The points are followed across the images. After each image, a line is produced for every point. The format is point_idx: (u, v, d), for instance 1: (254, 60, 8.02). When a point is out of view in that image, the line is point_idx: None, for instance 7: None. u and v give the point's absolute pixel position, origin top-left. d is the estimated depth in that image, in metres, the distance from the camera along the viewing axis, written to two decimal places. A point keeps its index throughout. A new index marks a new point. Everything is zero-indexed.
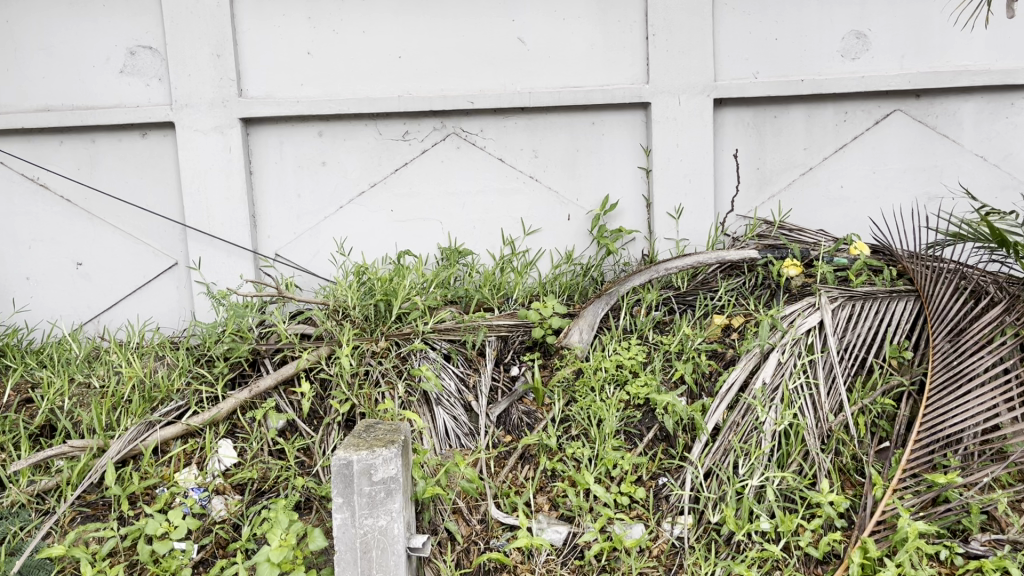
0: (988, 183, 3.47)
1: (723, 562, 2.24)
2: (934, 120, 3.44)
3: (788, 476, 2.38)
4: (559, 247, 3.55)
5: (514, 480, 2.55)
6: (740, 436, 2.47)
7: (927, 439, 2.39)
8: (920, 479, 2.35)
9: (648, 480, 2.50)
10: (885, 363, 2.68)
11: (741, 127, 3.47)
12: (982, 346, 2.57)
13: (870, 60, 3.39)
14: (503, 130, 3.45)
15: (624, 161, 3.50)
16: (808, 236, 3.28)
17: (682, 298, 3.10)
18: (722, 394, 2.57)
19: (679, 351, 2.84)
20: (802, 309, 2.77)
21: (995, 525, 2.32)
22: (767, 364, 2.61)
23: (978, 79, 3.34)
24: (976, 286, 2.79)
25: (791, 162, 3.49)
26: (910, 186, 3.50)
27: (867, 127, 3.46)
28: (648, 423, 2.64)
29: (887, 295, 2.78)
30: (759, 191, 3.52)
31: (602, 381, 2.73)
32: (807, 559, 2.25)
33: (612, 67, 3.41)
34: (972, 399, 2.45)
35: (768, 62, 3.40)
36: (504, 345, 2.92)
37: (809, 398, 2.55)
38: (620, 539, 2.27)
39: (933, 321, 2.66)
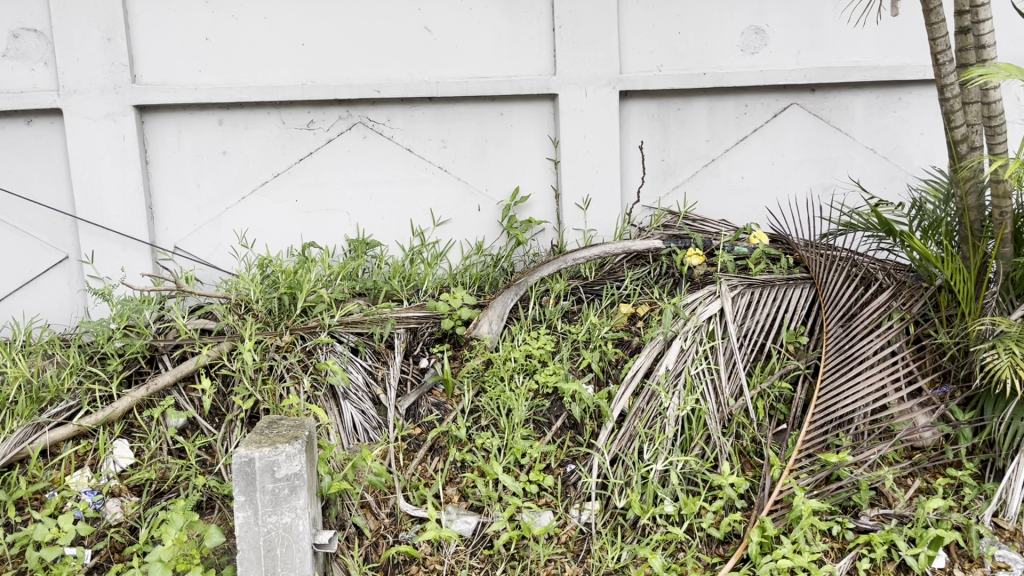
0: (877, 174, 3.65)
1: (629, 546, 2.29)
2: (828, 114, 3.58)
3: (691, 459, 2.45)
4: (469, 238, 3.55)
5: (424, 472, 2.54)
6: (644, 422, 2.52)
7: (820, 421, 2.50)
8: (814, 459, 2.45)
9: (555, 468, 2.53)
10: (782, 348, 2.78)
11: (646, 118, 3.54)
12: (872, 330, 2.71)
13: (768, 55, 3.49)
14: (411, 120, 3.41)
15: (533, 152, 3.52)
16: (710, 227, 3.38)
17: (590, 288, 3.13)
18: (627, 380, 2.62)
19: (586, 340, 2.87)
20: (703, 297, 2.84)
21: (883, 501, 2.46)
22: (670, 351, 2.67)
23: (868, 75, 3.48)
24: (866, 273, 2.92)
25: (694, 154, 3.58)
26: (806, 177, 3.64)
27: (766, 120, 3.57)
28: (556, 412, 2.67)
29: (784, 282, 2.88)
30: (664, 182, 3.59)
31: (511, 370, 2.74)
32: (708, 540, 2.33)
33: (519, 58, 3.42)
34: (861, 380, 2.58)
35: (671, 55, 3.47)
36: (413, 337, 2.90)
37: (711, 383, 2.63)
38: (529, 527, 2.29)
39: (827, 307, 2.78)
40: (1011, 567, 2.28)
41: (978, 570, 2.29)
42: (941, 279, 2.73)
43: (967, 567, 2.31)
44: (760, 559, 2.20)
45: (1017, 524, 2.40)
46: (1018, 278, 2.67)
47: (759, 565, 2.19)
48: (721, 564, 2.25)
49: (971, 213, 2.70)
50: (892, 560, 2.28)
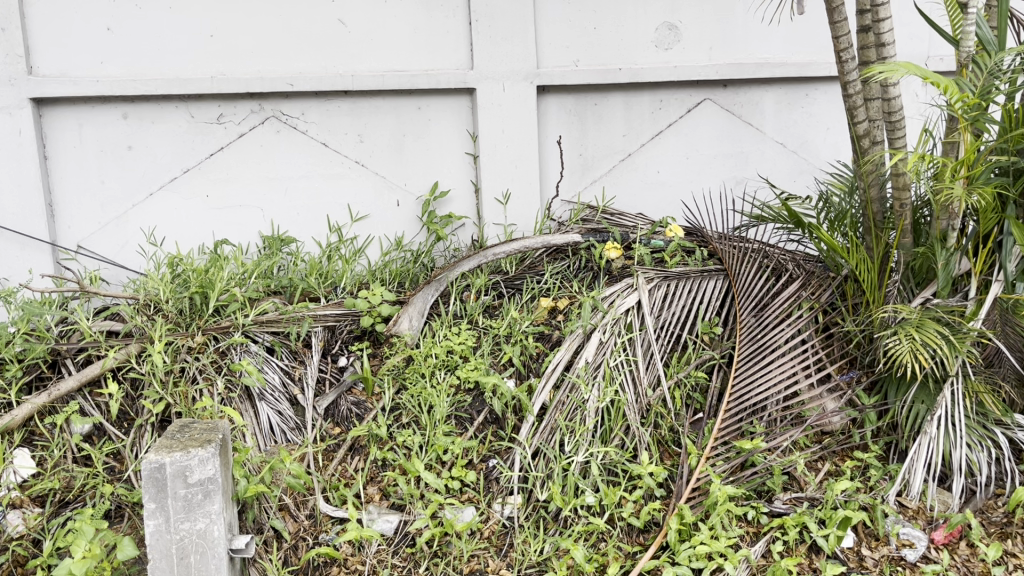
0: (787, 168, 3.76)
1: (552, 539, 2.30)
2: (739, 109, 3.67)
3: (611, 450, 2.48)
4: (388, 234, 3.51)
5: (344, 472, 2.51)
6: (565, 414, 2.53)
7: (734, 409, 2.57)
8: (730, 446, 2.52)
9: (478, 463, 2.53)
10: (698, 339, 2.84)
11: (564, 113, 3.56)
12: (783, 319, 2.79)
13: (681, 51, 3.56)
14: (326, 113, 3.35)
15: (451, 146, 3.50)
16: (628, 220, 3.41)
17: (510, 283, 3.15)
18: (548, 374, 2.62)
19: (507, 334, 2.87)
20: (620, 290, 2.87)
21: (795, 484, 2.55)
22: (589, 343, 2.69)
23: (777, 71, 3.58)
24: (777, 264, 3.01)
25: (611, 149, 3.62)
26: (719, 171, 3.73)
27: (680, 115, 3.63)
28: (477, 407, 2.67)
29: (698, 274, 2.94)
30: (582, 177, 3.62)
31: (432, 367, 2.72)
32: (628, 529, 2.36)
33: (436, 52, 3.40)
34: (773, 368, 2.66)
35: (587, 50, 3.50)
36: (331, 335, 2.86)
37: (629, 374, 2.67)
38: (451, 523, 2.28)
39: (740, 298, 2.85)
40: (915, 544, 2.38)
41: (884, 547, 2.39)
42: (847, 270, 2.85)
43: (874, 545, 2.40)
44: (678, 546, 2.24)
45: (920, 503, 2.51)
46: (917, 267, 2.79)
47: (678, 551, 2.23)
48: (641, 553, 2.29)
49: (874, 206, 2.82)
50: (804, 541, 2.36)
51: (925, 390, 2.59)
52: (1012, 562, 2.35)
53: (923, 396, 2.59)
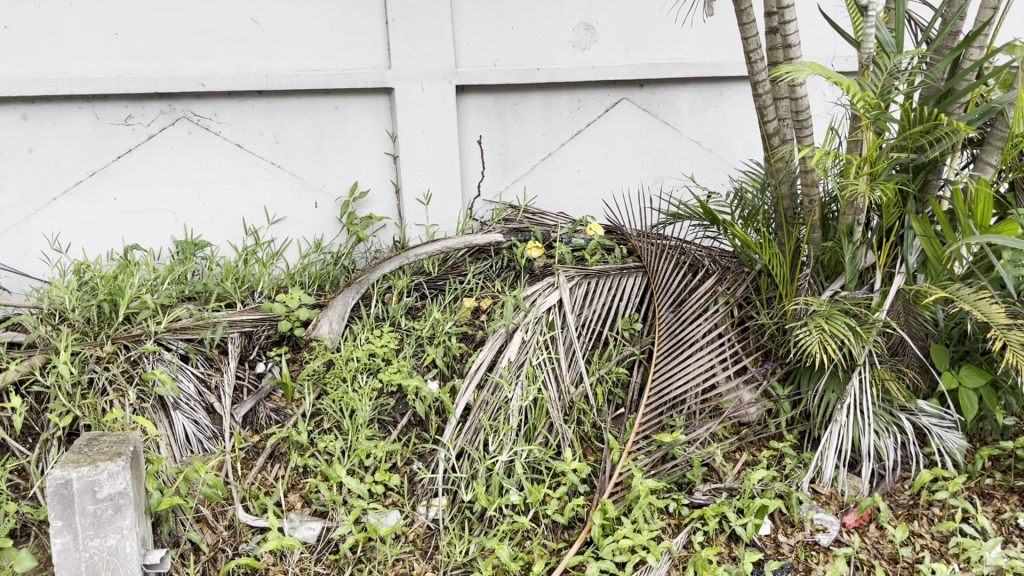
0: (703, 166, 3.87)
1: (477, 539, 2.30)
2: (656, 108, 3.74)
3: (535, 448, 2.48)
4: (306, 236, 3.46)
5: (264, 480, 2.45)
6: (489, 414, 2.53)
7: (654, 403, 2.61)
8: (651, 440, 2.57)
9: (402, 467, 2.51)
10: (618, 335, 2.88)
11: (483, 113, 3.56)
12: (701, 314, 2.86)
13: (598, 51, 3.60)
14: (239, 114, 3.28)
15: (370, 147, 3.46)
16: (549, 220, 3.42)
17: (433, 284, 3.12)
18: (471, 374, 2.61)
19: (430, 336, 2.85)
20: (542, 289, 2.87)
21: (715, 475, 2.60)
22: (511, 342, 2.69)
23: (691, 71, 3.65)
24: (694, 260, 3.07)
25: (532, 148, 3.63)
26: (637, 170, 3.80)
27: (598, 114, 3.68)
28: (401, 410, 2.64)
29: (618, 272, 2.98)
30: (503, 176, 3.63)
31: (353, 370, 2.69)
32: (553, 526, 2.38)
33: (352, 51, 3.36)
34: (692, 362, 2.72)
35: (505, 50, 3.51)
36: (248, 341, 2.81)
37: (552, 372, 2.68)
38: (375, 528, 2.25)
39: (658, 294, 2.91)
40: (828, 529, 2.45)
41: (799, 533, 2.46)
42: (760, 265, 2.94)
43: (790, 531, 2.46)
44: (602, 540, 2.27)
45: (832, 488, 2.60)
46: (826, 261, 2.89)
47: (601, 546, 2.25)
48: (566, 549, 2.30)
49: (785, 202, 2.91)
50: (723, 531, 2.41)
51: (835, 379, 2.70)
52: (919, 542, 2.45)
53: (832, 385, 2.70)
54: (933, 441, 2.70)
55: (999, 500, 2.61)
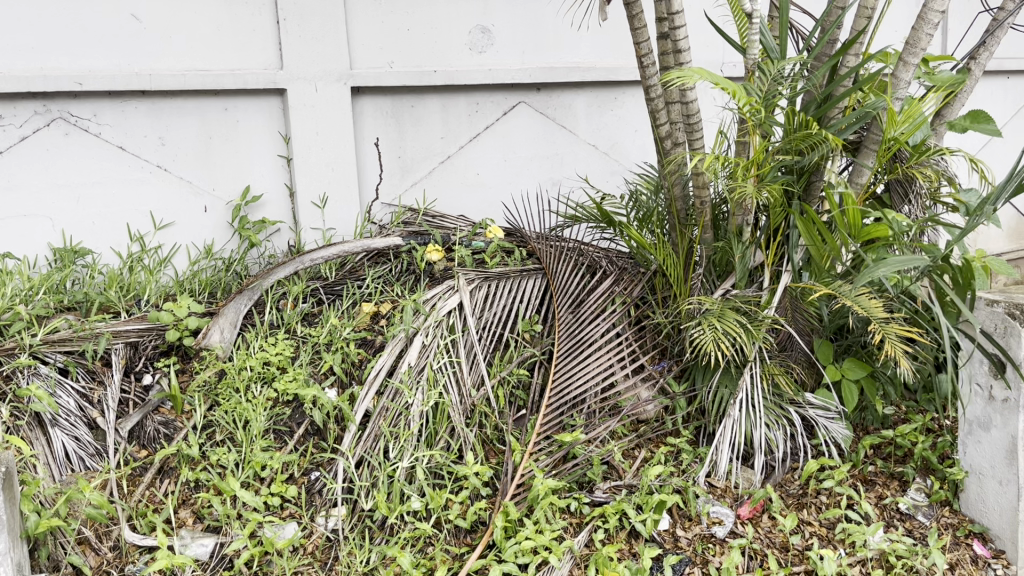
0: (600, 168, 3.97)
1: (378, 547, 2.25)
2: (552, 112, 3.79)
3: (436, 453, 2.46)
4: (195, 241, 3.33)
5: (152, 497, 2.35)
6: (389, 420, 2.49)
7: (555, 404, 2.64)
8: (552, 441, 2.58)
9: (299, 477, 2.44)
10: (519, 337, 2.89)
11: (380, 115, 3.51)
12: (599, 314, 2.91)
13: (495, 54, 3.62)
14: (121, 115, 3.13)
15: (262, 149, 3.37)
16: (449, 222, 3.39)
17: (330, 289, 3.06)
18: (370, 380, 2.56)
19: (327, 342, 2.79)
20: (442, 292, 2.86)
21: (614, 473, 2.65)
22: (411, 346, 2.65)
23: (586, 76, 3.73)
24: (592, 262, 3.14)
25: (430, 151, 3.61)
26: (536, 173, 3.85)
27: (496, 117, 3.69)
28: (297, 419, 2.57)
29: (517, 274, 3.00)
30: (401, 179, 3.59)
31: (247, 380, 2.60)
32: (456, 531, 2.36)
33: (241, 51, 3.26)
34: (592, 362, 2.77)
35: (402, 52, 3.48)
36: (133, 352, 2.69)
37: (453, 375, 2.65)
38: (271, 541, 2.18)
39: (557, 295, 2.95)
40: (723, 521, 2.53)
41: (696, 526, 2.51)
42: (656, 265, 3.02)
43: (687, 525, 2.52)
44: (504, 543, 2.26)
45: (726, 481, 2.68)
46: (717, 260, 2.98)
47: (504, 549, 2.25)
48: (468, 553, 2.28)
49: (678, 203, 2.98)
50: (623, 528, 2.44)
51: (728, 375, 2.80)
52: (808, 529, 2.55)
53: (726, 380, 2.79)
54: (820, 432, 2.80)
55: (881, 486, 2.76)
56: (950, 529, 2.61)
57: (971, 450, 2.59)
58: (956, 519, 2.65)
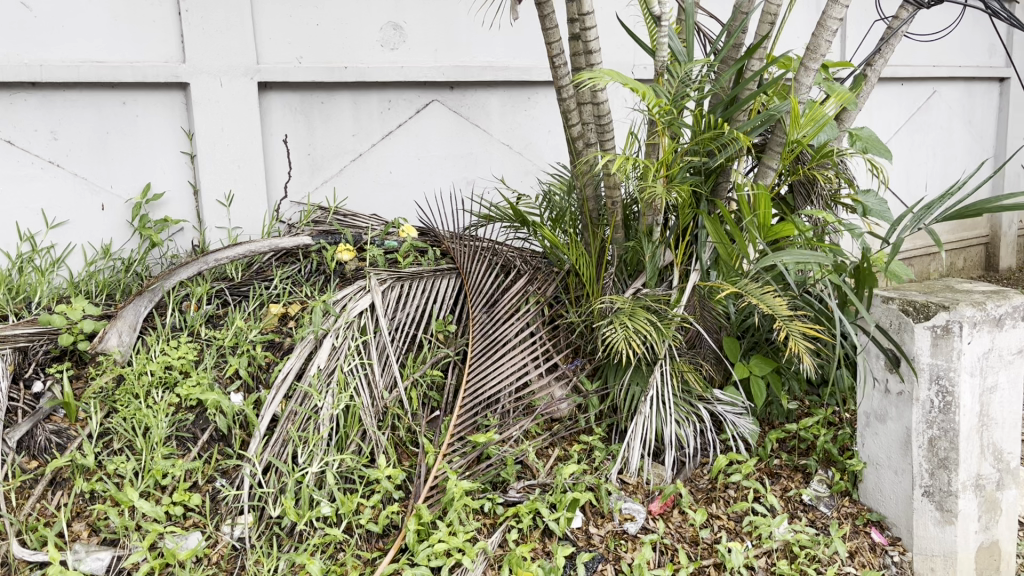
0: (515, 168, 4.03)
1: (286, 555, 2.19)
2: (466, 111, 3.82)
3: (347, 457, 2.41)
4: (92, 240, 3.18)
5: (44, 510, 2.23)
6: (297, 425, 2.42)
7: (468, 404, 2.63)
8: (465, 441, 2.57)
9: (203, 485, 2.35)
10: (433, 338, 2.86)
11: (288, 111, 3.43)
12: (513, 314, 2.91)
13: (407, 51, 3.60)
14: (9, 107, 2.93)
15: (163, 145, 3.25)
16: (362, 221, 3.35)
17: (235, 290, 2.96)
18: (277, 385, 2.48)
19: (233, 345, 2.70)
20: (352, 292, 2.80)
21: (528, 472, 2.65)
22: (321, 349, 2.59)
23: (500, 74, 3.78)
24: (506, 261, 3.14)
25: (341, 149, 3.56)
26: (450, 171, 3.85)
27: (409, 115, 3.68)
28: (201, 425, 2.48)
29: (431, 274, 2.96)
30: (311, 177, 3.53)
31: (147, 386, 2.50)
32: (367, 536, 2.31)
33: (140, 42, 3.13)
34: (506, 361, 2.77)
35: (311, 47, 3.41)
36: (22, 358, 2.56)
37: (364, 378, 2.60)
38: (173, 553, 2.09)
39: (472, 295, 2.92)
40: (635, 517, 2.55)
41: (609, 523, 2.53)
42: (569, 264, 3.05)
43: (600, 522, 2.53)
44: (417, 546, 2.23)
45: (638, 478, 2.71)
46: (628, 260, 3.02)
47: (417, 552, 2.22)
48: (380, 558, 2.24)
49: (590, 203, 3.01)
50: (537, 527, 2.44)
51: (638, 372, 2.84)
52: (716, 523, 2.60)
53: (637, 378, 2.84)
54: (729, 428, 2.87)
55: (785, 478, 2.84)
56: (850, 518, 2.72)
57: (869, 441, 2.71)
58: (855, 508, 2.76)
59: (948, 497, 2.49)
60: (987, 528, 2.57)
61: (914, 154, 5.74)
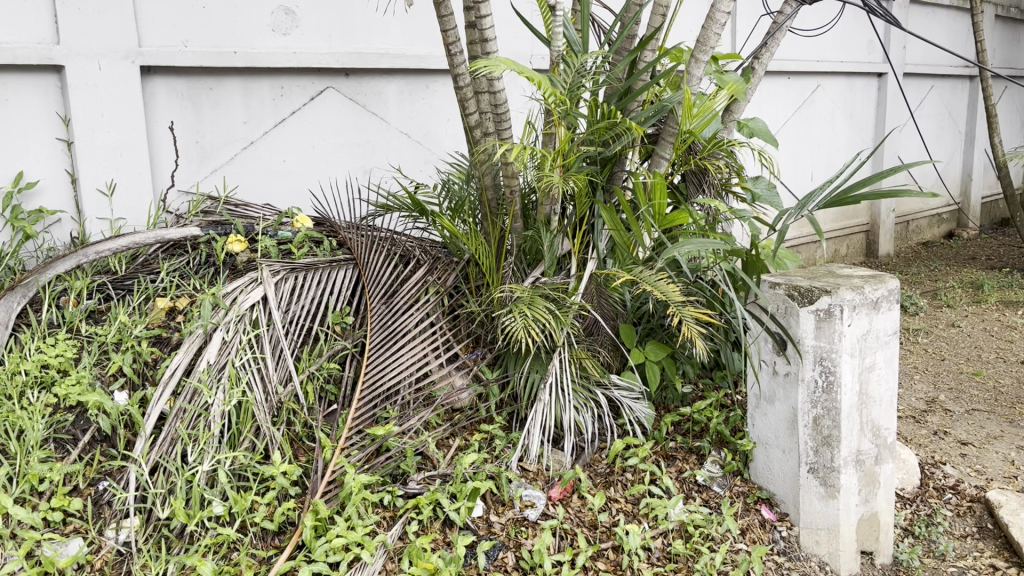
0: (414, 157, 3.99)
1: (175, 558, 2.09)
2: (363, 98, 3.77)
3: (239, 454, 2.34)
4: None
5: None
6: (186, 423, 2.33)
7: (367, 396, 2.59)
8: (363, 435, 2.53)
9: (84, 489, 2.24)
10: (329, 330, 2.81)
11: (174, 97, 3.30)
12: (412, 304, 2.89)
13: (300, 37, 3.52)
14: None
15: (38, 132, 3.06)
16: (254, 211, 3.25)
17: (119, 283, 2.82)
18: (164, 381, 2.39)
19: (116, 342, 2.58)
20: (243, 285, 2.70)
21: (428, 464, 2.62)
22: (210, 344, 2.50)
23: (396, 62, 3.75)
24: (405, 251, 3.11)
25: (231, 136, 3.45)
26: (347, 160, 3.78)
27: (303, 103, 3.60)
28: (82, 426, 2.36)
29: (326, 265, 2.89)
30: (200, 166, 3.40)
31: (21, 386, 2.38)
32: (263, 534, 2.25)
33: (10, 22, 2.92)
34: (406, 353, 2.76)
35: (197, 31, 3.28)
36: None
37: (256, 373, 2.52)
38: (51, 560, 1.99)
39: (370, 286, 2.87)
40: (535, 504, 2.56)
41: (509, 511, 2.54)
42: (468, 254, 3.05)
43: (501, 510, 2.53)
44: (314, 542, 2.18)
45: (538, 464, 2.72)
46: (526, 249, 3.04)
47: (314, 549, 2.17)
48: (276, 556, 2.18)
49: (489, 192, 3.00)
50: (437, 518, 2.42)
51: (538, 360, 2.87)
52: (615, 506, 2.65)
53: (537, 366, 2.86)
54: (625, 412, 2.92)
55: (680, 460, 2.91)
56: (742, 496, 2.82)
57: (759, 422, 2.81)
58: (747, 486, 2.87)
59: (831, 472, 2.60)
60: (866, 501, 2.68)
61: (799, 146, 5.99)
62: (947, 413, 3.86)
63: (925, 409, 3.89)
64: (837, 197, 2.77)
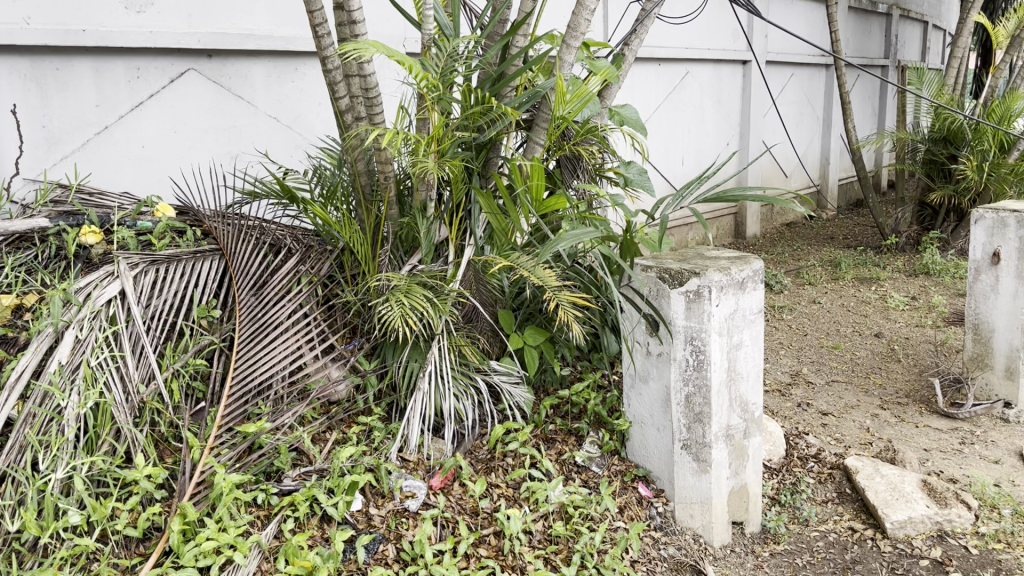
0: (283, 142, 3.86)
1: (27, 572, 1.96)
2: (226, 81, 3.61)
3: (98, 459, 2.19)
4: None
5: None
6: (36, 428, 2.17)
7: (236, 393, 2.52)
8: (234, 433, 2.45)
9: None
10: (195, 325, 2.67)
11: (16, 79, 3.06)
12: (283, 295, 2.82)
13: (156, 15, 3.33)
14: None
15: None
16: (110, 200, 3.07)
17: None
18: (10, 385, 2.20)
19: None
20: (99, 279, 2.54)
21: (304, 459, 2.55)
22: (62, 343, 2.32)
23: (262, 44, 3.63)
24: (275, 240, 3.01)
25: (83, 121, 3.24)
26: (212, 145, 3.62)
27: (162, 85, 3.42)
28: None
29: (190, 257, 2.77)
30: (48, 152, 3.17)
31: None
32: (126, 541, 2.13)
33: None
34: (277, 345, 2.69)
35: (41, 8, 3.05)
36: None
37: (115, 372, 2.38)
38: None
39: (237, 276, 2.79)
40: (416, 494, 2.54)
41: (389, 502, 2.50)
42: (342, 242, 2.98)
43: (380, 502, 2.50)
44: (182, 547, 2.08)
45: (418, 454, 2.70)
46: (403, 236, 2.99)
47: (182, 553, 2.07)
48: (141, 564, 2.07)
49: (362, 178, 2.93)
50: (314, 514, 2.36)
51: (416, 348, 2.84)
52: (496, 492, 2.65)
53: (415, 354, 2.83)
54: (505, 398, 2.94)
55: (560, 442, 2.96)
56: (619, 475, 2.89)
57: (634, 402, 2.89)
58: (624, 465, 2.94)
59: (703, 448, 2.68)
60: (736, 474, 2.78)
61: (671, 131, 6.17)
62: (809, 385, 4.08)
63: (789, 383, 4.10)
64: (715, 194, 2.87)
